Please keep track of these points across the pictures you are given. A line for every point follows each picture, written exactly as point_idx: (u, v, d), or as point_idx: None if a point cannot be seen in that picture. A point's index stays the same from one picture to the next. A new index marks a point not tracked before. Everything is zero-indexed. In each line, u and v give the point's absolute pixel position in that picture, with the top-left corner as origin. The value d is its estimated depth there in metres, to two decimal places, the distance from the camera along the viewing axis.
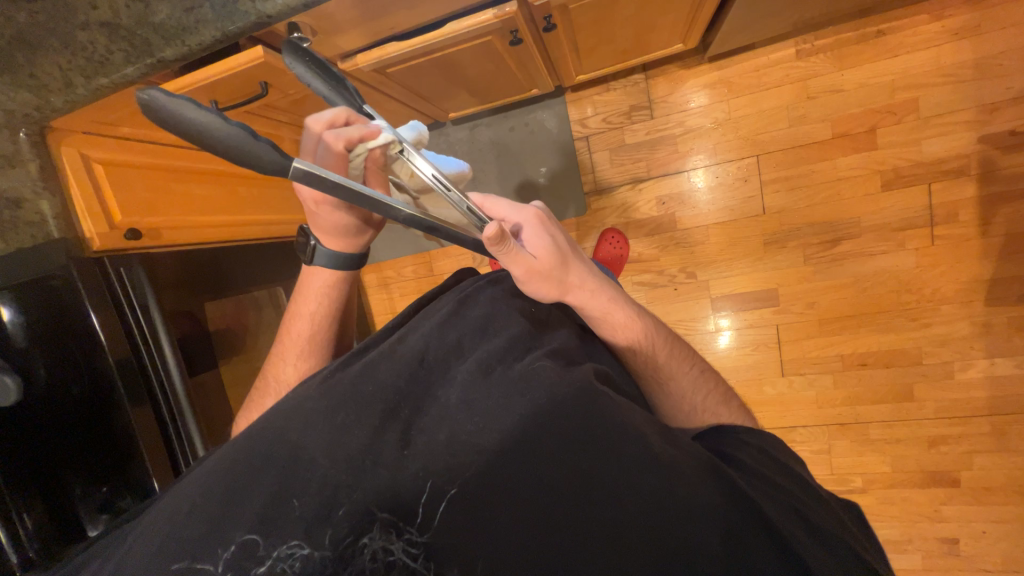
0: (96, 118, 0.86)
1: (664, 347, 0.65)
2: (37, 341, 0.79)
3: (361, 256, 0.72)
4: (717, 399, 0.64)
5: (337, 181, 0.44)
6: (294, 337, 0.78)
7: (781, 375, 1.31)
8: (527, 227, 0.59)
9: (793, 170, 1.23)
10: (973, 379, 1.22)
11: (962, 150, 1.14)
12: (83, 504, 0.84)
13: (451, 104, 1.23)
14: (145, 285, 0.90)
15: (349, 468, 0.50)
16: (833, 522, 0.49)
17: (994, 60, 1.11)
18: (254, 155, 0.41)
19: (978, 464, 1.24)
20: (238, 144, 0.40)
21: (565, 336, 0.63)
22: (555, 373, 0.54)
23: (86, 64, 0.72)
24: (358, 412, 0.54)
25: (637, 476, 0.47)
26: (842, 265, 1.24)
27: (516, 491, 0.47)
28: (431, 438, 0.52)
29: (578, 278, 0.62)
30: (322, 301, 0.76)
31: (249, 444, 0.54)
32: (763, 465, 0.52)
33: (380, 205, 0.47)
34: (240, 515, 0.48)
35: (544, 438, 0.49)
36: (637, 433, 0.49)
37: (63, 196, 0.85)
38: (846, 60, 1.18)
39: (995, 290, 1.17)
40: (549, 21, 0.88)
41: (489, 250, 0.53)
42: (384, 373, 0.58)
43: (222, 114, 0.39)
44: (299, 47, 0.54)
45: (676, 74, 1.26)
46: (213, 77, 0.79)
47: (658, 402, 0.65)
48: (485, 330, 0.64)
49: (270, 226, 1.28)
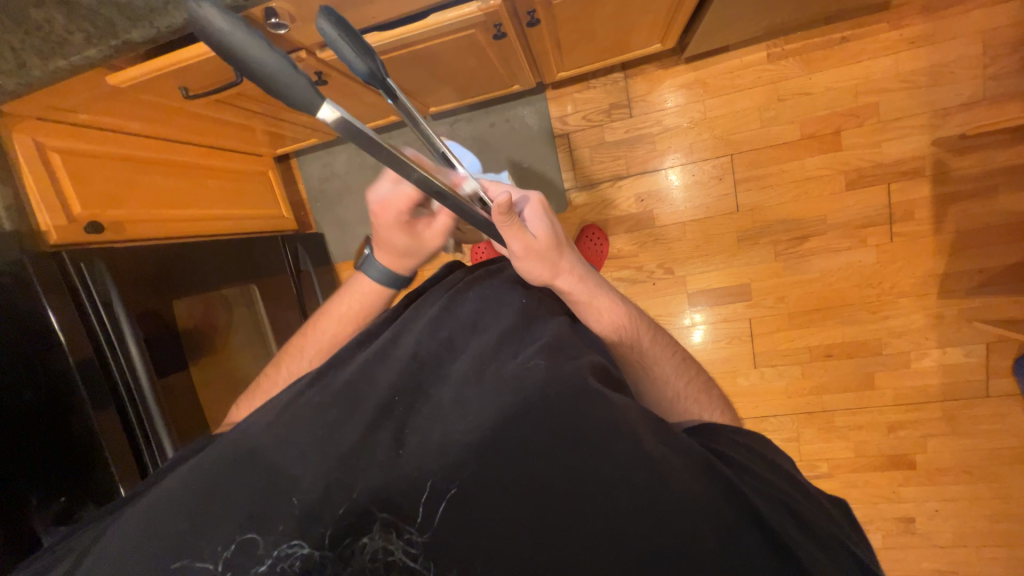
0: (53, 103, 0.81)
1: (648, 334, 0.66)
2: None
3: (408, 278, 0.74)
4: (700, 387, 0.65)
5: (361, 130, 0.40)
6: (318, 333, 0.75)
7: (754, 366, 1.36)
8: (530, 207, 0.60)
9: (765, 168, 1.28)
10: (928, 367, 1.30)
11: (918, 152, 1.22)
12: (40, 514, 0.77)
13: (431, 98, 1.22)
14: (108, 281, 0.85)
15: (344, 466, 0.50)
16: (821, 514, 0.48)
17: (947, 68, 1.18)
18: (292, 88, 0.37)
19: (932, 447, 1.32)
20: (278, 76, 0.36)
21: (556, 324, 0.63)
22: (549, 369, 0.54)
23: (42, 44, 0.67)
24: (350, 411, 0.55)
25: (632, 470, 0.46)
26: (810, 260, 1.30)
27: (510, 485, 0.47)
28: (426, 436, 0.52)
29: (570, 262, 0.62)
30: (357, 307, 0.75)
31: (241, 442, 0.54)
32: (751, 459, 0.52)
33: (400, 162, 0.44)
34: (235, 515, 0.47)
35: (536, 432, 0.49)
36: (629, 430, 0.49)
37: (16, 187, 0.80)
38: (814, 64, 1.23)
39: (947, 283, 1.25)
40: (533, 15, 0.88)
41: (495, 221, 0.53)
42: (378, 374, 0.59)
43: (268, 41, 0.35)
44: (334, 13, 0.49)
45: (654, 74, 1.29)
46: (186, 61, 0.76)
47: (642, 389, 0.66)
48: (477, 326, 0.64)
49: (240, 219, 1.25)
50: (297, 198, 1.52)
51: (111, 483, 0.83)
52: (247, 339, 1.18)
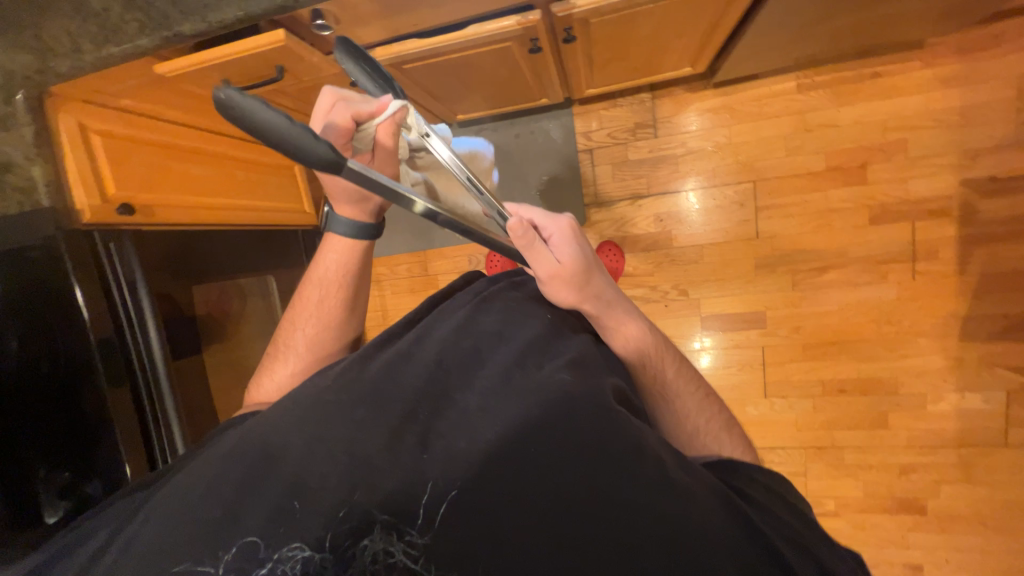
0: (99, 87, 0.83)
1: (671, 363, 0.66)
2: (20, 311, 0.78)
3: (375, 227, 0.73)
4: (720, 425, 0.64)
5: (386, 183, 0.43)
6: (305, 302, 0.78)
7: (764, 396, 1.34)
8: (558, 233, 0.58)
9: (787, 198, 1.28)
10: (944, 411, 1.26)
11: (945, 192, 1.20)
12: (46, 488, 0.80)
13: (460, 105, 1.23)
14: (134, 261, 0.89)
15: (363, 467, 0.48)
16: (839, 562, 0.48)
17: (979, 109, 1.17)
18: (313, 154, 0.39)
19: (944, 493, 1.28)
20: (298, 143, 0.39)
21: (577, 341, 0.61)
22: (577, 385, 0.53)
23: (98, 31, 0.69)
24: (376, 411, 0.53)
25: (654, 498, 0.46)
26: (828, 292, 1.28)
27: (530, 503, 0.46)
28: (449, 446, 0.50)
29: (597, 287, 0.61)
30: (333, 269, 0.75)
31: (257, 437, 0.53)
32: (774, 504, 0.52)
33: (420, 207, 0.46)
34: (247, 513, 0.46)
35: (561, 449, 0.48)
36: (653, 454, 0.48)
37: (56, 164, 0.81)
38: (843, 97, 1.23)
39: (968, 327, 1.23)
40: (569, 32, 0.89)
41: (517, 246, 0.54)
42: (404, 376, 0.57)
43: (287, 113, 0.38)
44: (350, 44, 0.58)
45: (681, 96, 1.30)
46: (239, 53, 0.77)
47: (661, 424, 0.64)
48: (502, 335, 0.61)
49: (266, 213, 1.27)
50: (320, 194, 1.54)
51: (119, 464, 0.83)
52: (260, 326, 1.22)
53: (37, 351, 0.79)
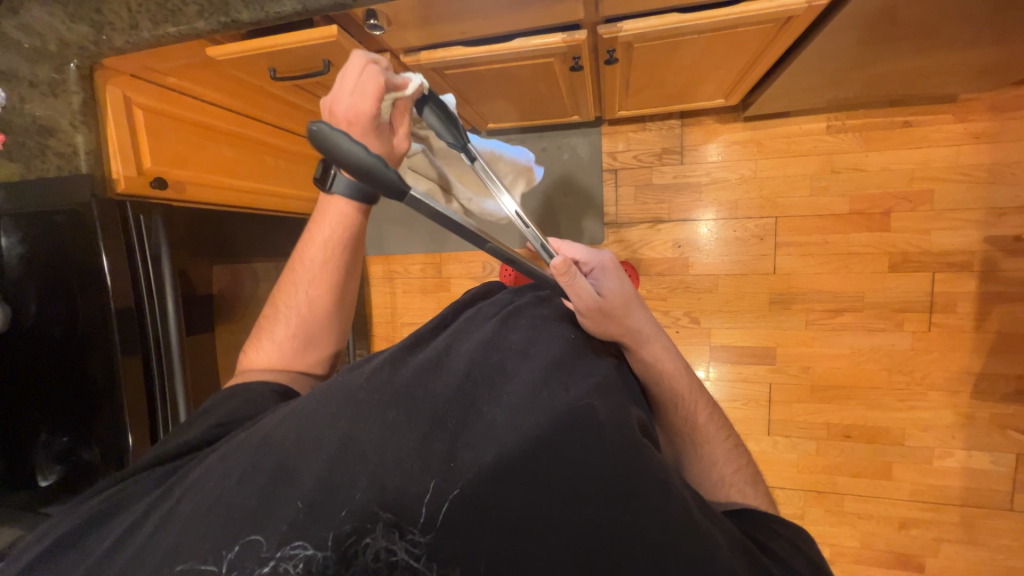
0: (150, 64, 0.86)
1: (703, 407, 0.65)
2: (31, 272, 0.82)
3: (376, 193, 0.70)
4: (746, 477, 0.62)
5: (438, 211, 0.45)
6: (305, 264, 0.75)
7: (767, 433, 1.33)
8: (601, 270, 0.59)
9: (808, 236, 1.28)
10: (951, 467, 1.24)
11: (969, 247, 1.20)
12: (44, 449, 0.84)
13: (491, 114, 1.25)
14: (161, 235, 0.88)
15: (387, 471, 0.48)
16: None
17: (1008, 167, 1.17)
18: (386, 178, 0.43)
19: (944, 553, 1.25)
20: (373, 167, 0.42)
21: (605, 365, 0.60)
22: (609, 413, 0.52)
23: (157, 10, 0.71)
24: (406, 415, 0.52)
25: (679, 541, 0.44)
26: (840, 335, 1.27)
27: (551, 527, 0.45)
28: (476, 457, 0.49)
29: (637, 323, 0.62)
30: (336, 233, 0.71)
31: (284, 429, 0.53)
32: (796, 560, 0.51)
33: (469, 232, 0.47)
34: (267, 505, 0.47)
35: (587, 477, 0.47)
36: (677, 492, 0.47)
37: (99, 133, 0.84)
38: (873, 143, 1.23)
39: (981, 384, 1.21)
40: (612, 54, 0.91)
41: (557, 279, 0.54)
42: (434, 383, 0.56)
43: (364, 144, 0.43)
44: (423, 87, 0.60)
45: (711, 126, 1.31)
46: (300, 43, 0.79)
47: (685, 463, 0.64)
48: (529, 353, 0.60)
49: (290, 200, 1.30)
50: None
51: (118, 431, 0.83)
52: None
53: (48, 311, 0.82)
